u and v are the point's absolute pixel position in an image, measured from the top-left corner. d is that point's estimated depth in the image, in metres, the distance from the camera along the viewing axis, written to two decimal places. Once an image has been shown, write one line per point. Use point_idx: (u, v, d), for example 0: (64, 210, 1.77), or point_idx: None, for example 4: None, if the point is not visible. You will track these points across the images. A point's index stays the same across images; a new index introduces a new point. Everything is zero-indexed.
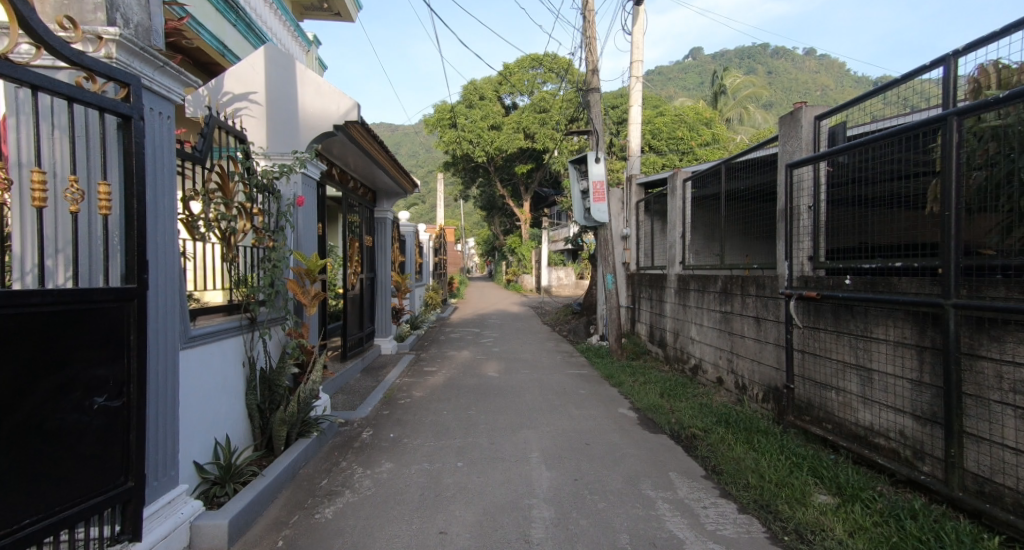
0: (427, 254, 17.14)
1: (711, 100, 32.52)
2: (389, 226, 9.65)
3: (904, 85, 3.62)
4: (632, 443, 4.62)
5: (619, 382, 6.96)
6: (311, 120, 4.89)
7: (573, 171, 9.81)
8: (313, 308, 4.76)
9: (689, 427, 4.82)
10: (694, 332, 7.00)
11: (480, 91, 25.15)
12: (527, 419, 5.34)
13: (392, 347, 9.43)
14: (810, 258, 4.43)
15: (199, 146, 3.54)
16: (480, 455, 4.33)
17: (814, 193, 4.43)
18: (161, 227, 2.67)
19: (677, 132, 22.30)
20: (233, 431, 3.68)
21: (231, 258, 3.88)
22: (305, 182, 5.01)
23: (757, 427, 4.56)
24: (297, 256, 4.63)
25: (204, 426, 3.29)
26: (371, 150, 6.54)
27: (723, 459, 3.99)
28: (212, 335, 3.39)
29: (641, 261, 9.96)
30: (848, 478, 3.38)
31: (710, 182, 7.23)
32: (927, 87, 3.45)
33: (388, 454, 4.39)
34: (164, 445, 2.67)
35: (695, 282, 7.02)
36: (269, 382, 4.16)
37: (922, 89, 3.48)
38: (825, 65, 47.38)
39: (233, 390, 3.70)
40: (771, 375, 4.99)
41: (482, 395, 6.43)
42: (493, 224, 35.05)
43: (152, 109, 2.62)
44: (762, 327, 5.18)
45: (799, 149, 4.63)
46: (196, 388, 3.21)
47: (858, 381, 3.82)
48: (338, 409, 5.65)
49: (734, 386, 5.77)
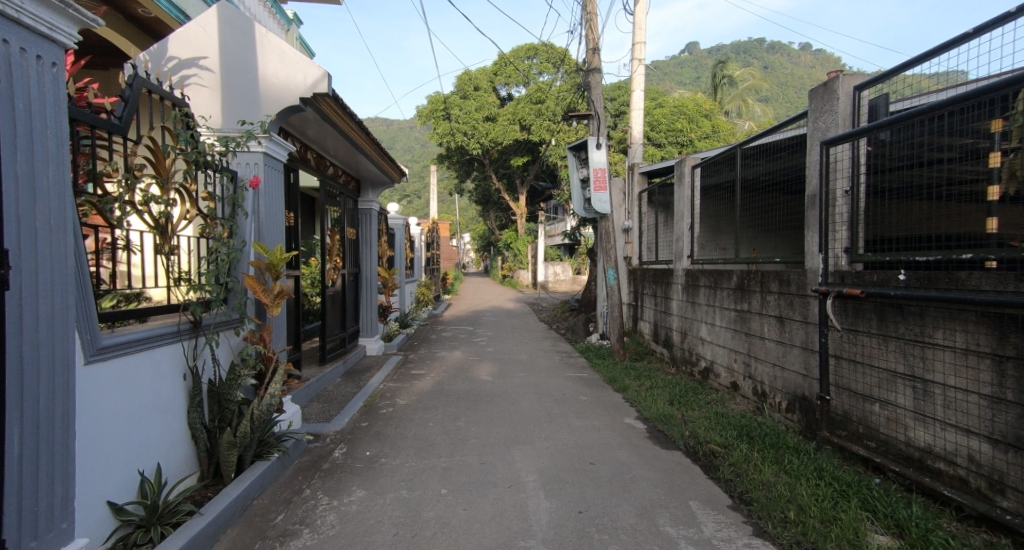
0: (418, 249, 16.51)
1: (710, 92, 31.91)
2: (375, 219, 9.00)
3: (894, 80, 3.51)
4: (643, 462, 4.03)
5: (624, 387, 6.37)
6: (274, 93, 4.29)
7: (573, 159, 9.10)
8: (277, 308, 4.12)
9: (707, 442, 4.23)
10: (705, 332, 6.40)
11: (474, 81, 24.35)
12: (523, 433, 4.74)
13: (378, 347, 8.77)
14: (847, 250, 3.82)
15: (120, 113, 2.92)
16: (467, 479, 3.74)
17: (852, 176, 3.79)
18: (41, 206, 2.13)
19: (676, 124, 21.73)
20: (165, 459, 3.10)
21: (168, 250, 3.29)
22: (268, 163, 4.37)
23: (784, 443, 3.96)
24: (257, 248, 4.02)
25: (121, 457, 2.72)
26: (349, 131, 5.86)
27: (751, 485, 3.41)
28: (132, 344, 2.81)
29: (643, 255, 9.37)
30: (911, 515, 2.78)
31: (722, 170, 6.62)
32: (916, 81, 3.38)
33: (360, 479, 3.78)
34: (37, 485, 2.09)
35: (705, 278, 6.42)
36: (219, 397, 3.56)
37: (910, 82, 3.40)
38: (822, 59, 46.99)
39: (166, 408, 3.13)
40: (797, 382, 4.40)
41: (472, 403, 5.82)
42: (489, 219, 34.33)
43: (22, 49, 2.03)
44: (786, 328, 4.58)
45: (834, 127, 3.91)
46: (108, 412, 2.63)
47: (910, 393, 3.22)
48: (310, 421, 5.03)
49: (752, 392, 5.19)
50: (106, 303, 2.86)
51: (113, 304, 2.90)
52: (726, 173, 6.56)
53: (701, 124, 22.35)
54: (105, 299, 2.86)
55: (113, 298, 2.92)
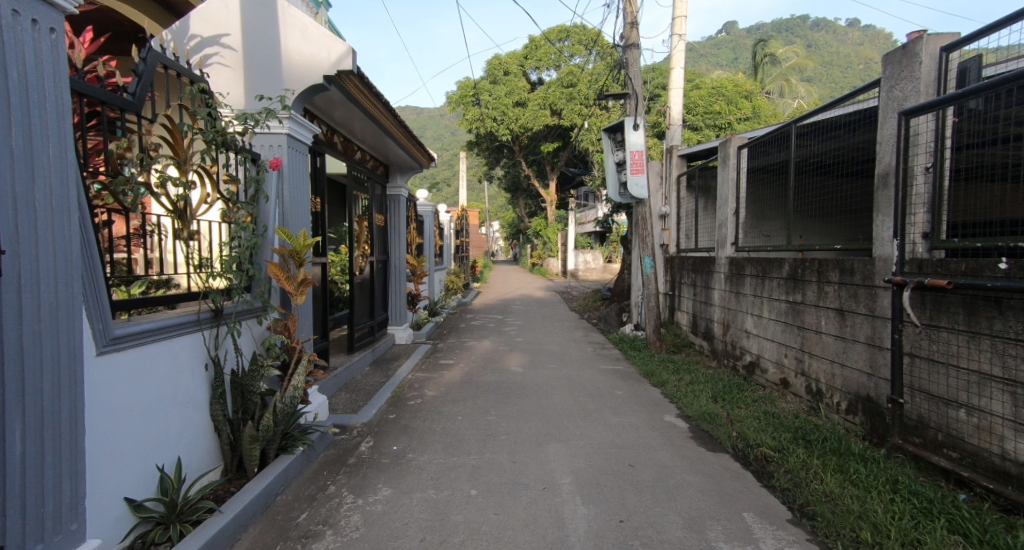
0: (447, 237, 16.34)
1: (749, 73, 30.68)
2: (404, 205, 8.82)
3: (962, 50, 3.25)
4: (687, 465, 3.73)
5: (662, 381, 6.04)
6: (297, 71, 4.09)
7: (606, 141, 8.58)
8: (301, 296, 3.95)
9: (757, 446, 3.88)
10: (750, 325, 6.00)
11: (504, 65, 23.89)
12: (556, 429, 4.48)
13: (406, 336, 8.63)
14: (926, 236, 3.39)
15: (133, 88, 2.74)
16: (498, 480, 3.51)
17: (935, 151, 3.33)
18: (40, 185, 1.96)
19: (714, 107, 20.94)
20: (186, 454, 2.95)
21: (188, 235, 3.13)
22: (292, 145, 4.18)
23: (847, 449, 3.59)
24: (280, 233, 3.84)
25: (137, 452, 2.58)
26: (375, 112, 5.64)
27: (813, 497, 3.07)
28: (148, 334, 2.66)
29: (682, 242, 8.94)
30: (1014, 543, 2.41)
31: (772, 151, 6.15)
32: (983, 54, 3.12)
33: (386, 476, 3.59)
34: (39, 489, 1.93)
35: (752, 266, 5.99)
36: (242, 388, 3.41)
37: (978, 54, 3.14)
38: (869, 37, 44.65)
39: (186, 400, 2.99)
40: (860, 382, 4.01)
41: (502, 396, 5.59)
42: (518, 206, 33.95)
43: (13, 13, 1.85)
44: (847, 322, 4.17)
45: (916, 95, 3.44)
46: (121, 406, 2.48)
47: (1006, 399, 2.82)
48: (337, 412, 4.89)
49: (804, 390, 4.81)
50: (136, 289, 2.84)
51: (142, 290, 2.88)
52: (776, 153, 6.08)
53: (740, 105, 21.46)
54: (134, 285, 2.84)
55: (142, 284, 2.89)
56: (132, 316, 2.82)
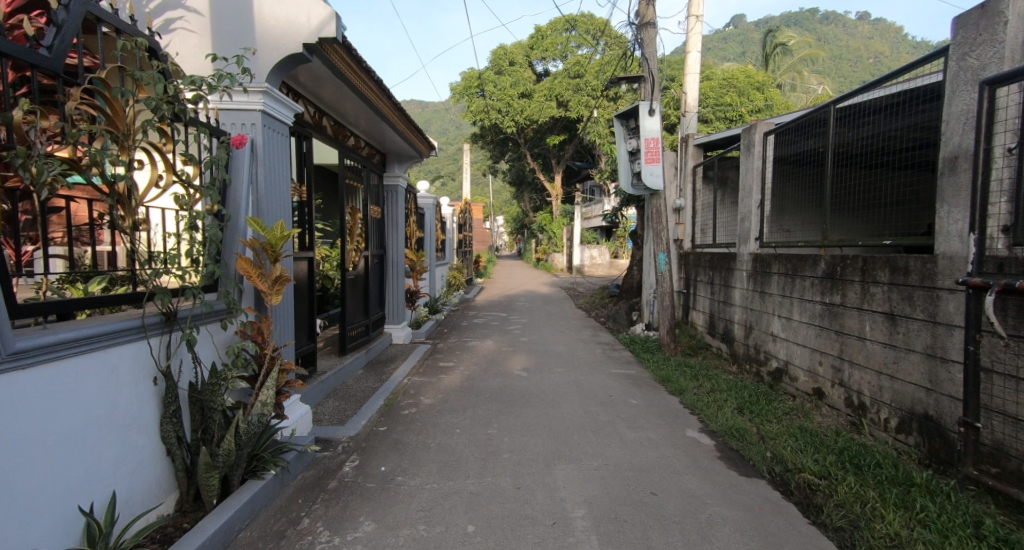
0: (450, 231, 15.85)
1: (759, 65, 30.00)
2: (401, 196, 8.27)
3: None
4: (719, 494, 3.23)
5: (680, 389, 5.52)
6: (273, 39, 3.62)
7: (618, 129, 8.01)
8: (277, 296, 3.44)
9: (798, 471, 3.36)
10: (777, 327, 5.47)
11: (510, 56, 23.31)
12: (566, 447, 3.98)
13: (404, 336, 8.14)
14: (1003, 229, 2.88)
15: (52, 45, 2.28)
16: (499, 512, 3.02)
17: (1021, 128, 2.80)
18: None
19: (725, 98, 20.36)
20: (122, 489, 2.49)
21: (134, 227, 2.66)
22: (268, 124, 3.70)
23: (906, 477, 3.09)
24: (254, 223, 3.33)
25: (49, 493, 2.13)
26: (367, 91, 5.13)
27: (877, 542, 2.57)
28: (71, 344, 2.22)
29: (697, 237, 8.41)
30: None
31: (805, 136, 5.58)
32: None
33: (371, 505, 3.10)
34: None
35: (780, 263, 5.45)
36: (202, 404, 2.93)
37: None
38: (881, 31, 43.90)
39: (127, 421, 2.53)
40: (915, 397, 3.49)
41: (506, 404, 5.09)
42: (523, 201, 33.35)
43: None
44: (900, 328, 3.64)
45: (999, 62, 2.92)
46: (23, 435, 2.02)
47: None
48: (321, 424, 4.40)
49: (843, 404, 4.28)
50: (94, 286, 2.63)
51: (103, 287, 2.66)
52: (809, 139, 5.52)
53: (753, 97, 20.76)
54: (93, 282, 2.64)
55: (103, 280, 2.68)
56: (89, 315, 2.57)
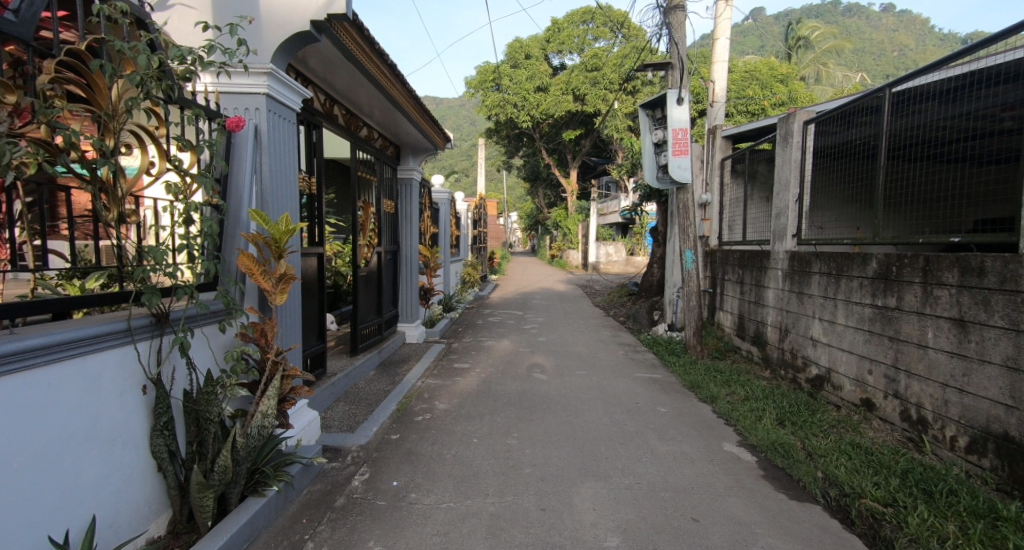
0: (465, 227, 15.53)
1: (781, 57, 29.20)
2: (416, 191, 7.96)
3: None
4: (769, 521, 2.87)
5: (712, 397, 5.15)
6: (279, 17, 3.33)
7: (643, 119, 7.60)
8: (281, 296, 3.12)
9: (858, 495, 3.00)
10: (818, 331, 5.07)
11: (526, 49, 22.88)
12: (593, 461, 3.65)
13: (417, 335, 7.85)
14: None
15: (19, 9, 1.98)
16: (523, 538, 2.71)
17: None
18: None
19: (747, 91, 19.75)
20: (103, 512, 2.21)
21: (121, 218, 2.38)
22: (272, 108, 3.40)
23: (987, 508, 2.72)
24: (256, 215, 3.00)
25: (14, 523, 1.86)
26: (380, 76, 4.80)
27: None
28: (41, 352, 1.93)
29: (725, 234, 7.99)
30: None
31: (850, 125, 5.16)
32: None
33: (381, 528, 2.81)
34: None
35: (821, 262, 5.06)
36: (197, 415, 2.64)
37: None
38: (907, 23, 42.66)
39: (110, 436, 2.25)
40: (993, 414, 3.10)
41: (526, 411, 4.77)
42: (538, 197, 32.93)
43: None
44: (974, 336, 3.24)
45: None
46: None
47: None
48: (330, 431, 4.11)
49: (899, 417, 3.89)
50: (92, 283, 2.39)
51: (100, 284, 2.41)
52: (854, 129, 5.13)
53: (776, 90, 20.11)
54: (89, 277, 2.39)
55: (101, 277, 2.43)
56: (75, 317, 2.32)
